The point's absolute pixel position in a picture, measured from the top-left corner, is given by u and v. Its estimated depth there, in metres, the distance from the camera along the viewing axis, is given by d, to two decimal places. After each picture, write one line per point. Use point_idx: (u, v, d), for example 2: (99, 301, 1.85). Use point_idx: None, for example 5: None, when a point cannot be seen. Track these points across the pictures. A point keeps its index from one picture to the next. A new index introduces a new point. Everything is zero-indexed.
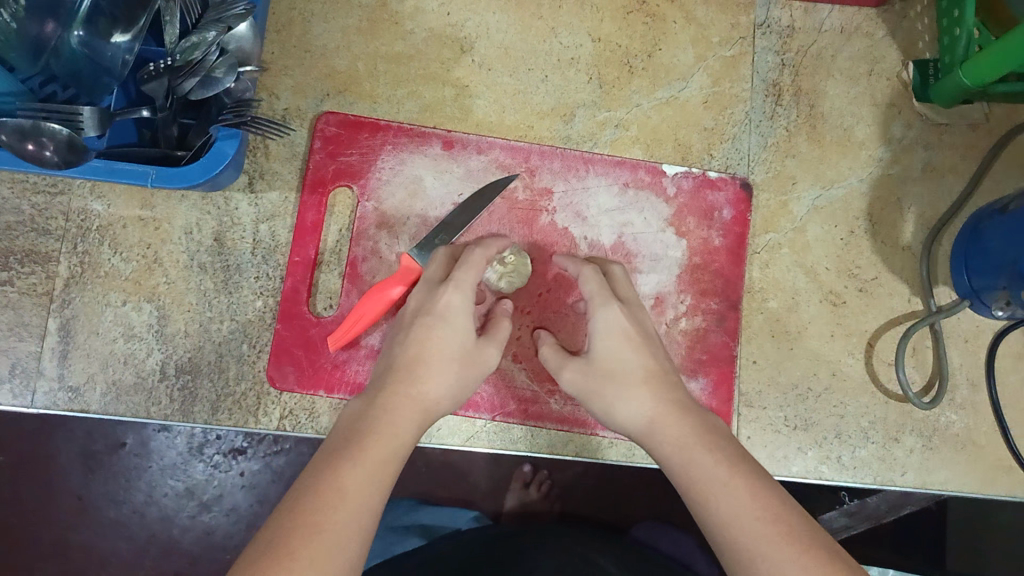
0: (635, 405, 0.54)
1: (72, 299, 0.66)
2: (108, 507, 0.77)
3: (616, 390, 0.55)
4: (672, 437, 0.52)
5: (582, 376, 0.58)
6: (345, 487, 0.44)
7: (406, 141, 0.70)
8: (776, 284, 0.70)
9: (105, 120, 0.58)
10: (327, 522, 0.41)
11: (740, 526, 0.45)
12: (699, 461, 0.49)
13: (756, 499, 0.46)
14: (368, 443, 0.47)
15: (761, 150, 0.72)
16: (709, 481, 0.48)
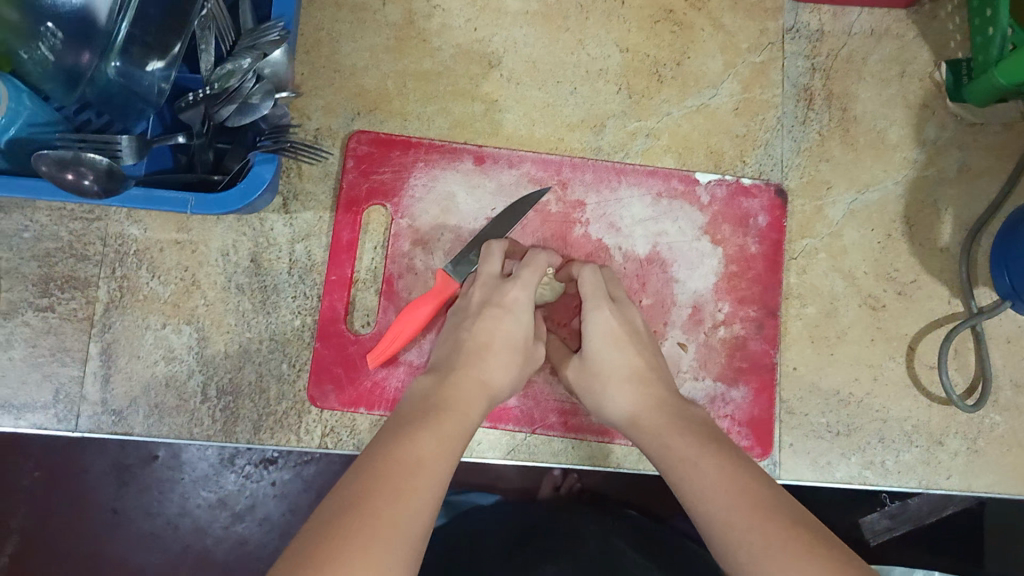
0: (621, 399, 0.57)
1: (112, 323, 0.67)
2: None
3: (604, 386, 0.58)
4: (653, 430, 0.54)
5: (579, 373, 0.60)
6: (418, 458, 0.45)
7: (438, 157, 0.70)
8: (814, 290, 0.69)
9: (143, 148, 0.59)
10: (404, 486, 0.43)
11: (708, 504, 0.46)
12: (677, 448, 0.51)
13: (720, 473, 0.48)
14: (433, 421, 0.49)
15: (793, 155, 0.72)
16: (695, 472, 0.48)
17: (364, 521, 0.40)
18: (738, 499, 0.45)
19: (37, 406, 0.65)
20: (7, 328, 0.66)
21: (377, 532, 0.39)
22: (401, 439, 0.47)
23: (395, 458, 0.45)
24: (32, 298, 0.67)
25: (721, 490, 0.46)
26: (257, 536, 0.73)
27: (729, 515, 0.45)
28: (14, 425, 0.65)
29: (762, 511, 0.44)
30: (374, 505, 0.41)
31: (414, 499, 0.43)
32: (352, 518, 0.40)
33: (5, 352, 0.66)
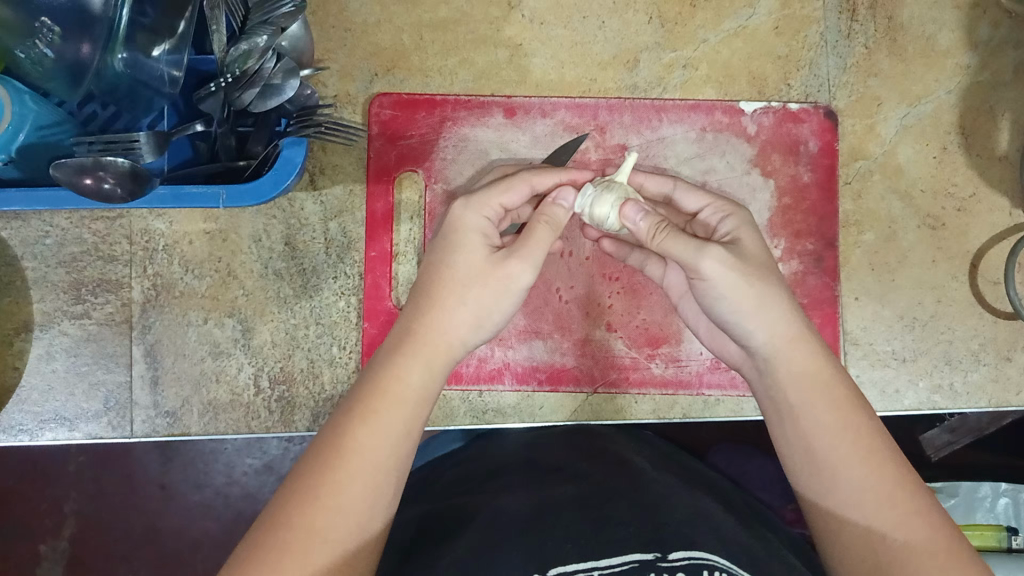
0: (782, 309, 0.48)
1: (152, 322, 0.65)
2: (193, 492, 0.86)
3: (775, 285, 0.49)
4: (797, 368, 0.47)
5: (729, 265, 0.48)
6: (352, 454, 0.41)
7: (466, 115, 0.66)
8: (871, 214, 0.67)
9: (162, 141, 0.55)
10: (337, 498, 0.40)
11: (838, 483, 0.44)
12: (814, 404, 0.46)
13: (858, 443, 0.45)
14: (383, 392, 0.44)
15: (840, 73, 0.68)
16: (824, 429, 0.45)
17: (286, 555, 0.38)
18: (879, 489, 0.43)
19: (88, 416, 0.64)
20: (45, 340, 0.64)
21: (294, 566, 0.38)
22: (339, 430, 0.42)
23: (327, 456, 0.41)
24: (66, 306, 0.64)
25: (857, 470, 0.44)
26: None
27: (871, 500, 0.43)
28: (68, 437, 0.64)
29: (904, 504, 0.43)
30: (295, 525, 0.39)
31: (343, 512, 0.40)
32: (272, 547, 0.38)
33: (47, 364, 0.64)
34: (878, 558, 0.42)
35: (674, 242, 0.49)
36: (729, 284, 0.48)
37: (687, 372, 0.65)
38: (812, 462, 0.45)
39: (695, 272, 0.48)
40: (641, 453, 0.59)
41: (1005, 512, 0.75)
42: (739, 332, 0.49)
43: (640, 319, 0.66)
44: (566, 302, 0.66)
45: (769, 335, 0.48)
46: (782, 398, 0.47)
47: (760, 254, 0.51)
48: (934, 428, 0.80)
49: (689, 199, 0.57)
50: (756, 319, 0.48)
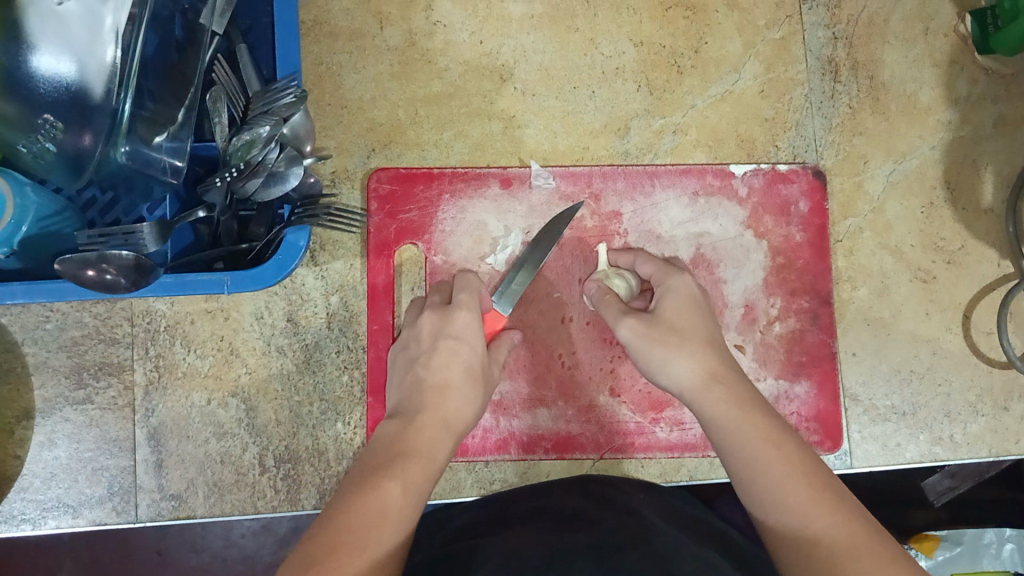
0: (686, 362, 0.53)
1: (155, 405, 0.64)
2: (190, 556, 0.84)
3: (681, 343, 0.53)
4: (710, 414, 0.51)
5: (637, 330, 0.54)
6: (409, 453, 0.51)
7: (463, 186, 0.67)
8: (863, 270, 0.68)
9: (165, 231, 0.55)
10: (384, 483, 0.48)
11: (774, 505, 0.45)
12: (750, 440, 0.48)
13: (786, 466, 0.46)
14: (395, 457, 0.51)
15: (826, 133, 0.69)
16: (747, 458, 0.47)
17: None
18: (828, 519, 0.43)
19: (92, 503, 0.63)
20: (47, 426, 0.64)
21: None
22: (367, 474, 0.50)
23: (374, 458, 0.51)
24: (67, 391, 0.64)
25: (789, 490, 0.45)
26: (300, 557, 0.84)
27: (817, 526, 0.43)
28: (71, 525, 0.63)
29: (836, 516, 0.43)
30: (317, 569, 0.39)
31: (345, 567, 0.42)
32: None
33: (49, 451, 0.64)
34: (810, 564, 0.42)
35: (607, 311, 0.57)
36: (638, 345, 0.54)
37: (692, 435, 0.66)
38: (748, 498, 0.47)
39: (615, 334, 0.56)
40: (650, 503, 0.59)
41: (1011, 558, 0.75)
42: (661, 386, 0.55)
43: (643, 383, 0.66)
44: (569, 368, 0.66)
45: (677, 388, 0.53)
46: (707, 443, 0.51)
47: (680, 317, 0.55)
48: (934, 474, 0.82)
49: (644, 267, 0.61)
50: (663, 369, 0.53)
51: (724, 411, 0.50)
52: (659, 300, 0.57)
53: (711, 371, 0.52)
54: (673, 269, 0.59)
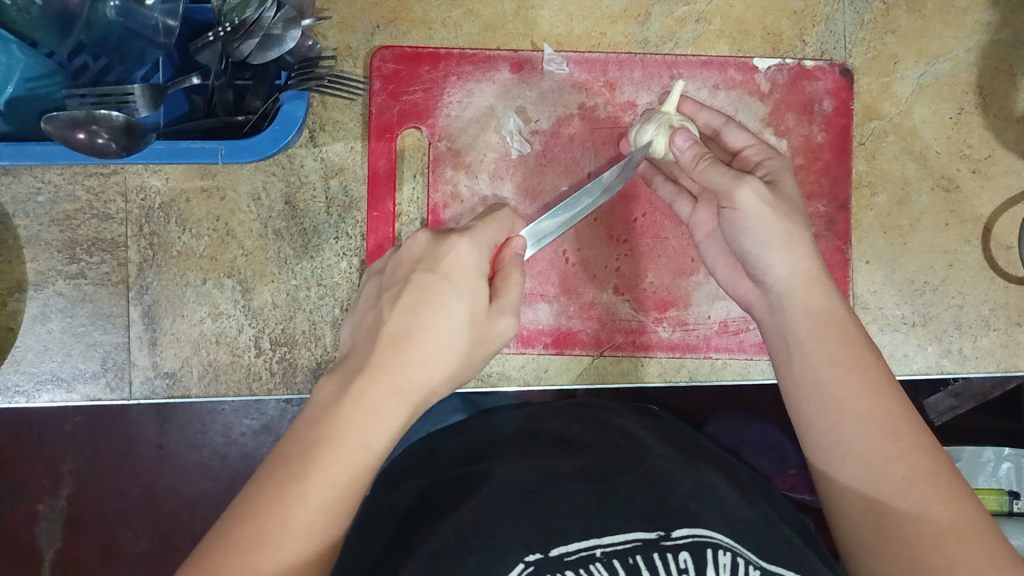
0: (804, 249, 0.48)
1: (150, 283, 0.63)
2: (189, 452, 0.85)
3: (803, 227, 0.49)
4: (813, 306, 0.47)
5: (766, 199, 0.49)
6: (399, 349, 0.39)
7: (471, 69, 0.64)
8: (884, 176, 0.65)
9: (158, 96, 0.53)
10: (422, 338, 0.40)
11: (847, 424, 0.42)
12: (827, 350, 0.45)
13: (873, 395, 0.42)
14: (437, 286, 0.42)
15: (857, 29, 0.66)
16: (829, 362, 0.44)
17: (292, 479, 0.34)
18: (895, 453, 0.40)
19: (86, 377, 0.62)
20: (39, 300, 0.63)
21: (297, 491, 0.34)
22: (398, 303, 0.41)
23: (402, 287, 0.42)
24: (60, 265, 0.63)
25: (862, 403, 0.42)
26: None
27: (881, 463, 0.40)
28: (65, 398, 0.62)
29: (918, 460, 0.40)
30: (306, 458, 0.35)
31: (355, 441, 0.36)
32: (279, 474, 0.34)
33: (42, 325, 0.63)
34: (875, 505, 0.40)
35: (714, 171, 0.50)
36: (761, 217, 0.48)
37: (694, 336, 0.65)
38: (817, 399, 0.44)
39: (730, 198, 0.49)
40: (646, 430, 0.60)
41: (1007, 476, 0.75)
42: (760, 265, 0.50)
43: (647, 282, 0.65)
44: (573, 265, 0.65)
45: (788, 271, 0.48)
46: (792, 333, 0.47)
47: (798, 199, 0.51)
48: (937, 393, 0.80)
49: (736, 136, 0.58)
50: (770, 251, 0.48)
51: (826, 306, 0.46)
52: (777, 177, 0.52)
53: (811, 268, 0.48)
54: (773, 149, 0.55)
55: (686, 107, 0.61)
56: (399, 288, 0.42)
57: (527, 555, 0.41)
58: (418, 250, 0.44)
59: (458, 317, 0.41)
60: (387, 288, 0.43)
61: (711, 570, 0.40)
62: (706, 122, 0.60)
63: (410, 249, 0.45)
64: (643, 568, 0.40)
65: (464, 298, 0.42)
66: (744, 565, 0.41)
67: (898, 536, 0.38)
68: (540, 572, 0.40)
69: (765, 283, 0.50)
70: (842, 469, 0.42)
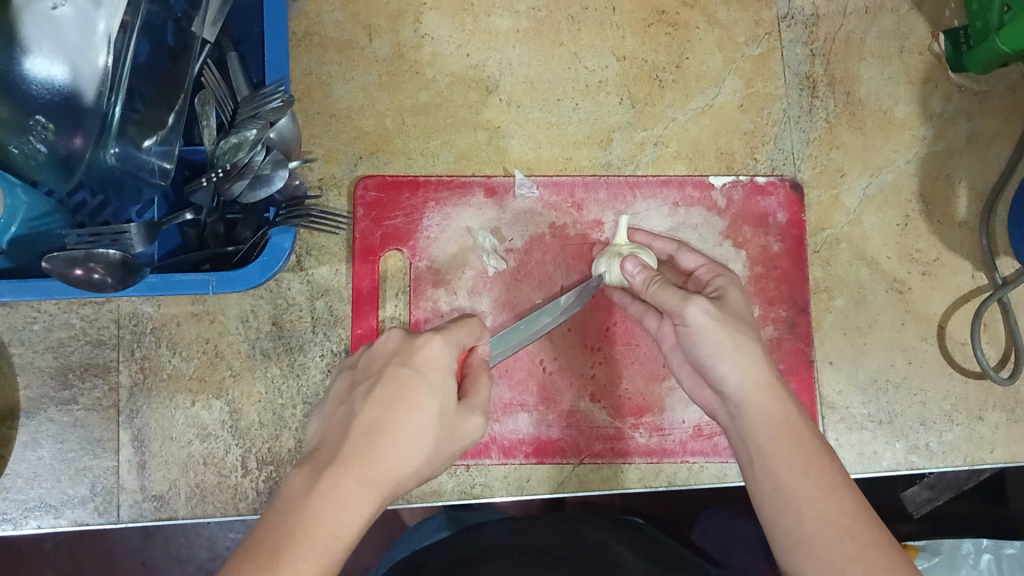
0: (755, 358, 0.51)
1: (140, 407, 0.65)
2: (174, 569, 0.85)
3: (751, 335, 0.52)
4: (766, 412, 0.49)
5: (713, 314, 0.52)
6: (372, 445, 0.41)
7: (448, 195, 0.68)
8: (840, 280, 0.70)
9: (152, 232, 0.56)
10: (397, 432, 0.42)
11: (806, 525, 0.44)
12: (782, 452, 0.47)
13: (827, 496, 0.45)
14: (411, 380, 0.44)
15: (804, 146, 0.71)
16: (782, 465, 0.47)
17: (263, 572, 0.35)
18: (854, 551, 0.42)
19: (74, 503, 0.63)
20: (31, 426, 0.64)
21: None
22: (370, 396, 0.43)
23: (373, 383, 0.44)
24: (53, 392, 0.65)
25: (817, 503, 0.45)
26: None
27: (841, 561, 0.42)
28: (53, 524, 0.63)
29: (874, 560, 0.42)
30: (276, 550, 0.36)
31: (325, 535, 0.37)
32: (246, 565, 0.35)
33: (32, 451, 0.64)
34: None
35: (664, 294, 0.55)
36: (711, 331, 0.52)
37: (670, 440, 0.67)
38: (778, 500, 0.46)
39: (681, 317, 0.53)
40: (619, 540, 0.63)
41: (988, 568, 0.76)
42: (714, 375, 0.53)
43: (622, 389, 0.68)
44: (550, 373, 0.67)
45: (739, 379, 0.51)
46: (750, 438, 0.49)
47: (745, 312, 0.54)
48: (913, 486, 0.83)
49: (688, 258, 0.62)
50: (723, 362, 0.52)
51: (779, 410, 0.49)
52: (723, 292, 0.56)
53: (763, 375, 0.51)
54: (722, 267, 0.59)
55: (638, 237, 0.66)
56: (372, 381, 0.44)
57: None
58: (394, 344, 0.46)
59: (430, 412, 0.43)
60: (361, 382, 0.45)
61: None
62: (661, 249, 0.65)
63: (384, 344, 0.46)
64: None
65: (438, 395, 0.44)
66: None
67: None
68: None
69: (722, 391, 0.53)
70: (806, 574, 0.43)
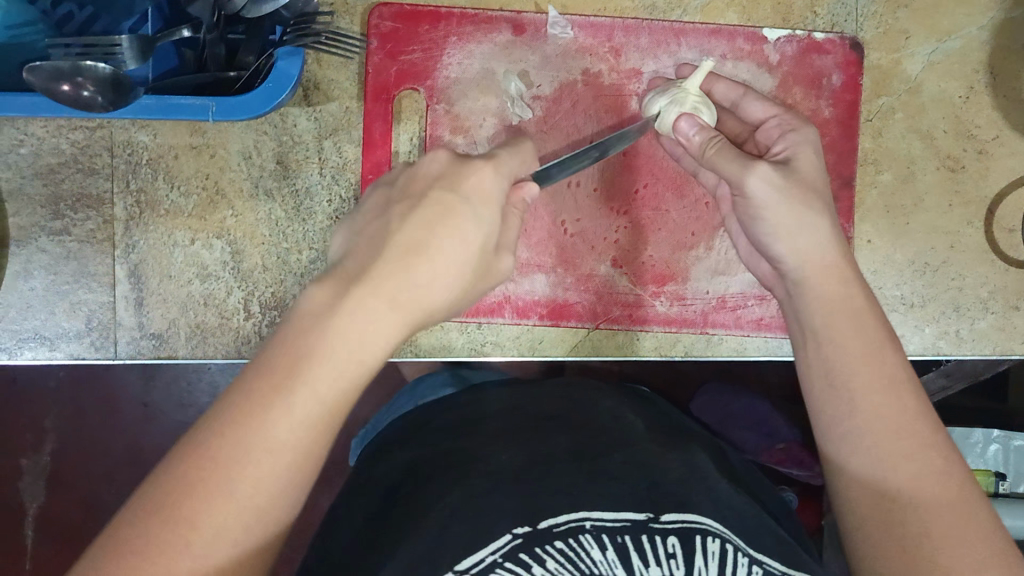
0: (819, 237, 0.47)
1: (137, 242, 0.61)
2: (176, 412, 0.87)
3: (820, 208, 0.48)
4: (825, 294, 0.46)
5: (774, 184, 0.48)
6: (410, 260, 0.36)
7: (472, 29, 0.62)
8: (890, 153, 0.64)
9: (147, 48, 0.51)
10: (439, 253, 0.37)
11: (858, 418, 0.41)
12: (841, 337, 0.44)
13: (891, 393, 0.41)
14: (456, 206, 0.39)
15: (869, 1, 0.64)
16: (843, 351, 0.43)
17: (229, 447, 0.31)
18: (905, 454, 0.40)
19: (70, 336, 0.61)
20: (21, 256, 0.61)
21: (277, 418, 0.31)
22: (411, 216, 0.38)
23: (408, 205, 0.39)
24: (44, 221, 0.61)
25: (873, 397, 0.41)
26: None
27: (890, 460, 0.40)
28: (48, 357, 0.61)
29: (930, 463, 0.39)
30: (273, 385, 0.32)
31: (336, 365, 0.33)
32: (260, 387, 0.32)
33: (25, 282, 0.61)
34: (878, 504, 0.40)
35: (726, 156, 0.50)
36: (771, 201, 0.48)
37: (691, 311, 0.64)
38: (827, 388, 0.43)
39: (740, 187, 0.49)
40: (633, 412, 0.61)
41: (994, 458, 0.76)
42: (772, 254, 0.49)
43: (646, 256, 0.64)
44: (571, 235, 0.63)
45: (799, 259, 0.47)
46: (804, 320, 0.46)
47: (815, 178, 0.49)
48: (929, 372, 0.80)
49: (757, 108, 0.57)
50: (788, 237, 0.48)
51: (841, 292, 0.45)
52: (794, 154, 0.51)
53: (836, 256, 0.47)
54: (798, 115, 0.54)
55: (706, 82, 0.60)
56: (411, 202, 0.39)
57: (515, 527, 0.43)
58: (439, 168, 0.41)
59: (471, 240, 0.39)
60: (397, 200, 0.40)
61: (699, 557, 0.43)
62: (723, 94, 0.59)
63: (506, 220, 0.44)
64: (631, 549, 0.43)
65: (480, 221, 0.39)
66: (731, 552, 0.44)
67: (901, 534, 0.38)
68: (529, 545, 0.43)
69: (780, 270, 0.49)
70: (850, 466, 0.41)
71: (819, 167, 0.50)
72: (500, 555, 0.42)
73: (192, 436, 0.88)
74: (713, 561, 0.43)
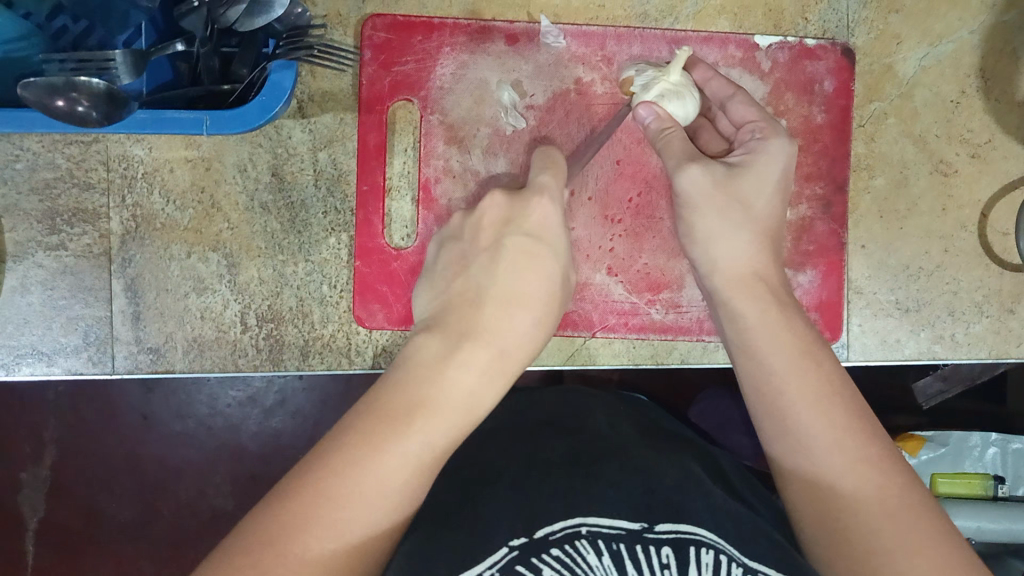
0: (737, 243, 0.49)
1: (133, 256, 0.61)
2: (174, 422, 0.88)
3: (744, 212, 0.50)
4: (752, 312, 0.47)
5: (708, 183, 0.50)
6: (504, 310, 0.45)
7: (466, 40, 0.62)
8: (883, 158, 0.65)
9: (141, 63, 0.51)
10: (523, 296, 0.46)
11: (792, 430, 0.42)
12: (768, 351, 0.45)
13: (819, 405, 0.42)
14: (530, 246, 0.47)
15: (860, 7, 0.64)
16: (766, 364, 0.45)
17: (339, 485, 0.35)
18: (843, 464, 0.40)
19: (67, 351, 0.61)
20: (18, 270, 0.61)
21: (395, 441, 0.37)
22: (497, 263, 0.47)
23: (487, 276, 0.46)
24: (40, 236, 0.61)
25: (806, 410, 0.42)
26: (290, 428, 0.89)
27: (831, 471, 0.41)
28: (45, 372, 0.61)
29: (868, 469, 0.40)
30: (377, 425, 0.38)
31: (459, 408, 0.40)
32: (347, 439, 0.37)
33: (21, 297, 0.61)
34: (827, 515, 0.40)
35: (672, 148, 0.53)
36: (700, 202, 0.50)
37: (687, 318, 0.64)
38: (759, 405, 0.45)
39: (674, 188, 0.51)
40: (631, 420, 0.61)
41: (993, 462, 0.76)
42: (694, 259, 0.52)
43: (642, 263, 0.64)
44: (566, 244, 0.63)
45: (714, 266, 0.50)
46: (734, 336, 0.48)
47: (760, 181, 0.51)
48: (925, 377, 0.81)
49: (740, 110, 0.56)
50: (707, 244, 0.50)
51: (760, 304, 0.47)
52: (749, 159, 0.52)
53: (755, 266, 0.49)
54: (778, 128, 0.53)
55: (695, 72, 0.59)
56: (493, 250, 0.48)
57: (513, 539, 0.43)
58: (500, 211, 0.49)
59: (553, 278, 0.47)
60: (473, 253, 0.48)
61: (693, 569, 0.41)
62: (715, 92, 0.58)
63: (490, 211, 0.50)
64: (626, 557, 0.42)
65: (553, 257, 0.48)
66: (726, 563, 0.42)
67: (852, 546, 0.38)
68: (525, 556, 0.42)
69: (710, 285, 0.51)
70: (794, 479, 0.42)
71: (772, 173, 0.51)
72: (495, 568, 0.41)
73: (191, 448, 0.88)
74: (709, 573, 0.41)
